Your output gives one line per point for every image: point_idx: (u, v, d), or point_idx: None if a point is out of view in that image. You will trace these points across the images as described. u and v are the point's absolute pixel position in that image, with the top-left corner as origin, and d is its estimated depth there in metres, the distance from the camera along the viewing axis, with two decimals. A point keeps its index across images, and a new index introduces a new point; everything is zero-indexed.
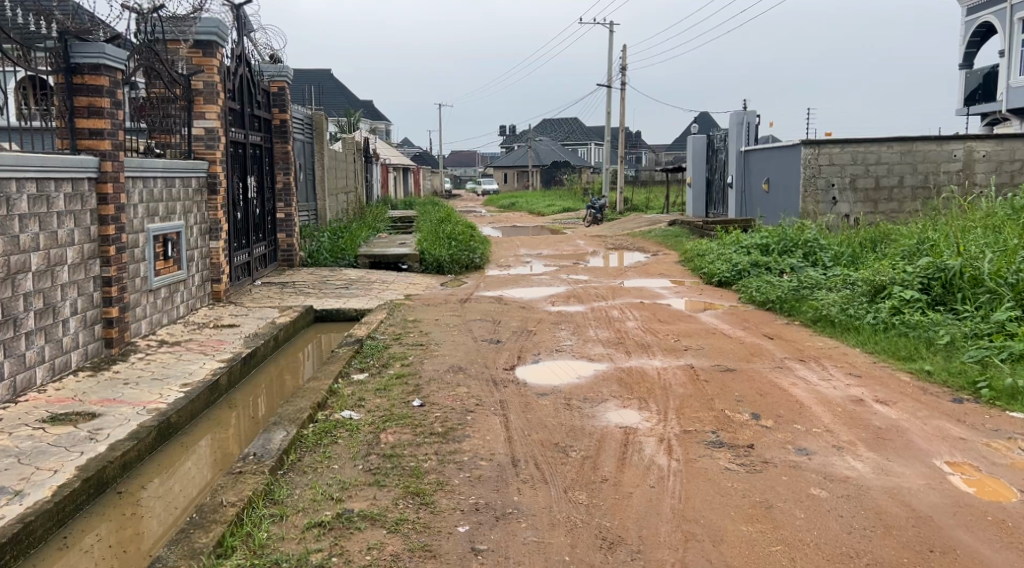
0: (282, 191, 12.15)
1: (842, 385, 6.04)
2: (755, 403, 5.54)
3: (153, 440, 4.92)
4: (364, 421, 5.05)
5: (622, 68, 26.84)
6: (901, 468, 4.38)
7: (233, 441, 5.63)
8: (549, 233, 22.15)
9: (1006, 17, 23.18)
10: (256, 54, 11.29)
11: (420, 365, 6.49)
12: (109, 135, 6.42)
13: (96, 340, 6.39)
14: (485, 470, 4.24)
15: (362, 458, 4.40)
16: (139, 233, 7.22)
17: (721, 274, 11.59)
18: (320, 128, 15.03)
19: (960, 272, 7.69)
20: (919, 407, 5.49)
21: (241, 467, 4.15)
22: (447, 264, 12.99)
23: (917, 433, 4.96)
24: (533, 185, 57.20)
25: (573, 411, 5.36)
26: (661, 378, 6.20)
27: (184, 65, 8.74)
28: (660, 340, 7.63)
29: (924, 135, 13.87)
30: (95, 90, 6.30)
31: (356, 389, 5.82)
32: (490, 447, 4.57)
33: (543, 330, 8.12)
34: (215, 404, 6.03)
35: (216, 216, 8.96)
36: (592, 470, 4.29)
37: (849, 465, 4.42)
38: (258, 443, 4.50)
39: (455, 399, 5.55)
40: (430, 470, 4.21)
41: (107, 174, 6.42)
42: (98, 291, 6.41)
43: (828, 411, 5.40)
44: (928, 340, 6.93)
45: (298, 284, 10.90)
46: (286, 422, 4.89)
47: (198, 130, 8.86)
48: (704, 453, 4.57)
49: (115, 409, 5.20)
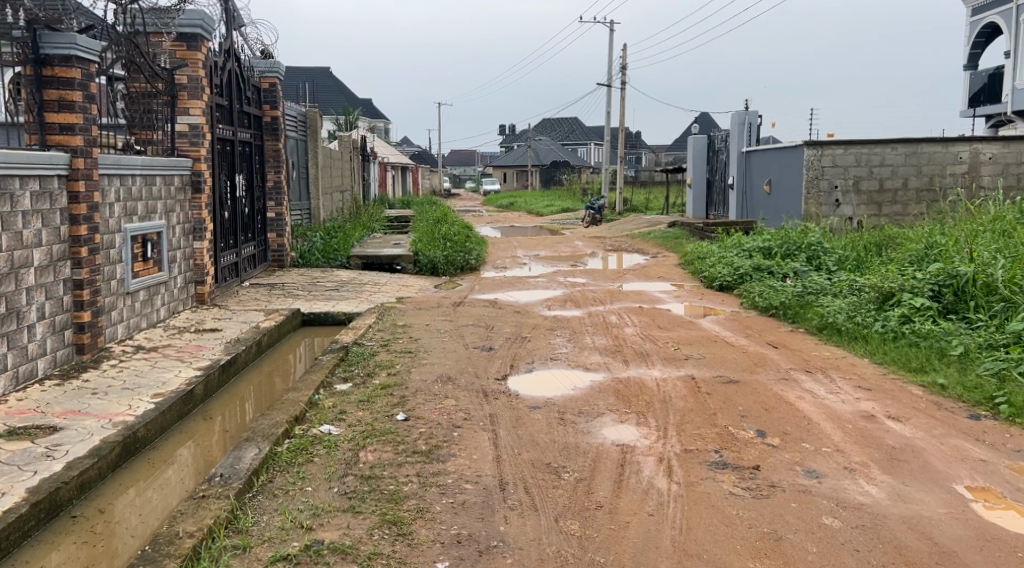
0: (273, 189, 11.83)
1: (851, 399, 5.72)
2: (760, 418, 5.22)
3: (117, 457, 4.60)
4: (344, 436, 4.73)
5: (623, 68, 26.57)
6: (920, 494, 4.06)
7: (211, 452, 5.37)
8: (549, 233, 22.27)
9: (1012, 17, 22.86)
10: (246, 48, 10.98)
11: (407, 374, 6.17)
12: (82, 130, 6.11)
13: (66, 346, 6.07)
14: (470, 495, 3.92)
15: (338, 480, 4.09)
16: (115, 233, 6.88)
17: (722, 278, 11.30)
18: (313, 126, 14.70)
19: (972, 279, 7.38)
20: (934, 424, 5.17)
21: (206, 490, 3.83)
22: (441, 264, 12.65)
23: (934, 453, 4.64)
24: (533, 185, 56.90)
25: (567, 426, 5.03)
26: (661, 391, 5.87)
27: (167, 59, 8.40)
28: (659, 348, 7.30)
29: (929, 137, 13.59)
30: (66, 83, 5.99)
31: (338, 400, 5.50)
32: (477, 468, 4.25)
33: (539, 337, 7.79)
34: (189, 417, 5.70)
35: (201, 215, 8.62)
36: (587, 495, 3.97)
37: (864, 490, 4.10)
38: (227, 462, 4.19)
39: (443, 413, 5.22)
40: (410, 495, 3.88)
41: (80, 171, 6.09)
42: (69, 294, 6.10)
43: (839, 428, 5.08)
44: (940, 350, 6.63)
45: (287, 285, 10.56)
46: (260, 438, 4.57)
47: (182, 126, 8.55)
48: (706, 476, 4.25)
49: (78, 422, 4.86)
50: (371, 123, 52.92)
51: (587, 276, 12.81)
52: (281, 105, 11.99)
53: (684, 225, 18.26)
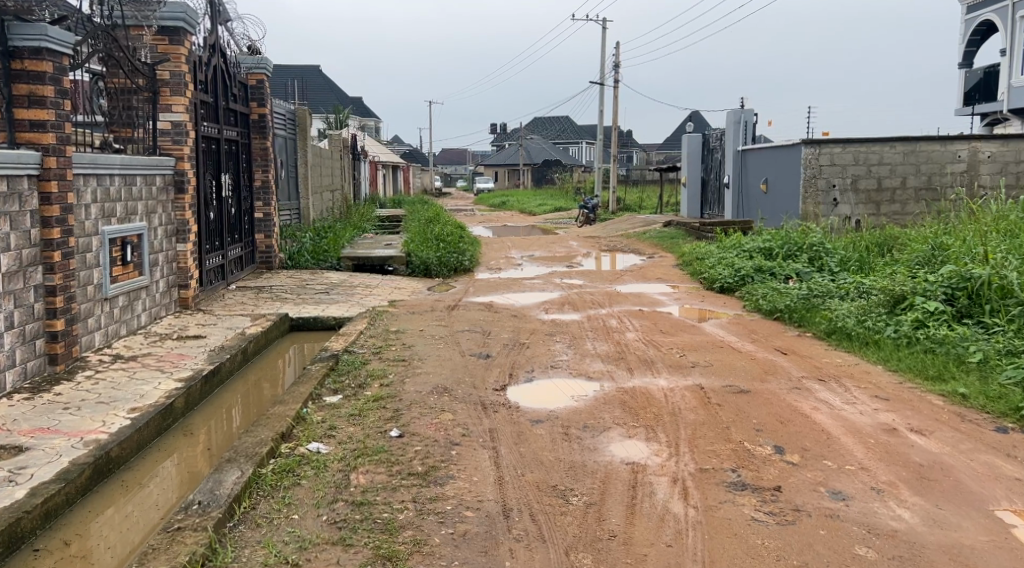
0: (261, 189, 11.40)
1: (869, 411, 5.41)
2: (776, 433, 4.92)
3: (87, 480, 4.27)
4: (333, 456, 4.40)
5: (616, 67, 26.30)
6: (956, 519, 3.77)
7: (192, 469, 5.03)
8: (541, 233, 22.04)
9: (1008, 15, 22.66)
10: (233, 43, 10.63)
11: (401, 385, 5.83)
12: (54, 127, 5.77)
13: (38, 357, 5.72)
14: (472, 524, 3.61)
15: (327, 507, 3.77)
16: (91, 236, 6.51)
17: (723, 280, 11.02)
18: (303, 124, 14.33)
19: (987, 282, 7.11)
20: (959, 438, 4.88)
21: (181, 521, 3.51)
22: (434, 265, 12.30)
23: (966, 471, 4.35)
24: (526, 184, 56.45)
25: (572, 443, 4.71)
26: (669, 402, 5.55)
27: (148, 54, 8.01)
28: (663, 355, 6.99)
29: (927, 135, 13.34)
30: (37, 78, 5.65)
31: (327, 414, 5.17)
32: (478, 492, 3.93)
33: (538, 343, 7.47)
34: (169, 432, 5.35)
35: (185, 216, 8.24)
36: (597, 522, 3.67)
37: (896, 515, 3.80)
38: (206, 487, 3.85)
39: (439, 428, 4.89)
40: (406, 525, 3.57)
41: (51, 171, 5.74)
42: (41, 301, 5.75)
43: (861, 443, 4.78)
44: (958, 357, 6.33)
45: (275, 288, 10.22)
46: (242, 459, 4.23)
47: (164, 123, 8.17)
48: (725, 499, 3.94)
49: (47, 441, 4.51)
50: (361, 123, 52.32)
51: (584, 277, 12.48)
52: (269, 102, 11.63)
53: (679, 225, 17.99)
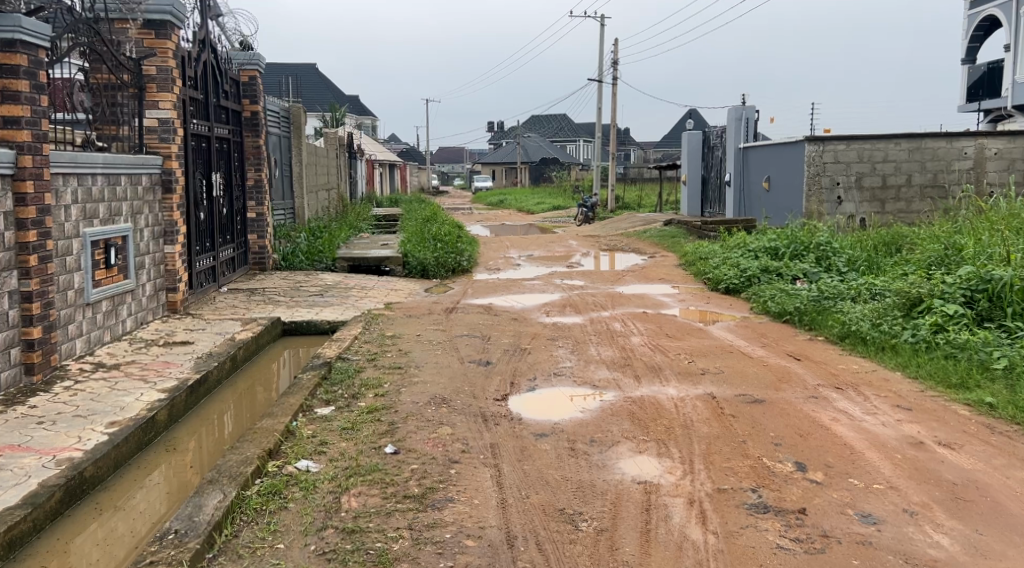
0: (252, 188, 11.14)
1: (892, 422, 5.11)
2: (797, 447, 4.61)
3: (59, 503, 3.97)
4: (324, 475, 4.09)
5: (614, 62, 25.97)
6: (1000, 546, 3.48)
7: (176, 486, 4.73)
8: (538, 233, 21.10)
9: (1014, 9, 22.34)
10: (224, 39, 10.31)
11: (397, 395, 5.52)
12: (29, 124, 5.45)
13: (13, 367, 5.41)
14: (473, 555, 3.31)
15: (315, 535, 3.46)
16: (71, 238, 6.19)
17: (729, 281, 10.71)
18: (297, 122, 14.02)
19: (1009, 284, 6.81)
20: (991, 453, 4.59)
21: (156, 554, 3.22)
22: (431, 267, 12.01)
23: (1003, 491, 4.06)
24: (523, 182, 56.16)
25: (579, 459, 4.41)
26: (680, 414, 5.25)
27: (133, 48, 7.71)
28: (671, 361, 6.68)
29: (933, 132, 13.01)
30: (10, 71, 5.33)
31: (318, 428, 4.85)
32: (479, 518, 3.63)
33: (539, 348, 7.16)
34: (150, 447, 5.03)
35: (172, 217, 7.91)
36: (610, 551, 3.38)
37: (933, 542, 3.50)
38: (185, 513, 3.54)
39: (437, 444, 4.58)
40: (400, 557, 3.27)
41: (27, 170, 5.42)
42: (16, 308, 5.43)
43: (887, 458, 4.48)
44: (982, 363, 6.03)
45: (268, 290, 9.89)
46: (225, 480, 3.92)
47: (150, 121, 7.82)
48: (746, 524, 3.64)
49: (16, 460, 4.20)
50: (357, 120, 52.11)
51: (585, 278, 12.18)
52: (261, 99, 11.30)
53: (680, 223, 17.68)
